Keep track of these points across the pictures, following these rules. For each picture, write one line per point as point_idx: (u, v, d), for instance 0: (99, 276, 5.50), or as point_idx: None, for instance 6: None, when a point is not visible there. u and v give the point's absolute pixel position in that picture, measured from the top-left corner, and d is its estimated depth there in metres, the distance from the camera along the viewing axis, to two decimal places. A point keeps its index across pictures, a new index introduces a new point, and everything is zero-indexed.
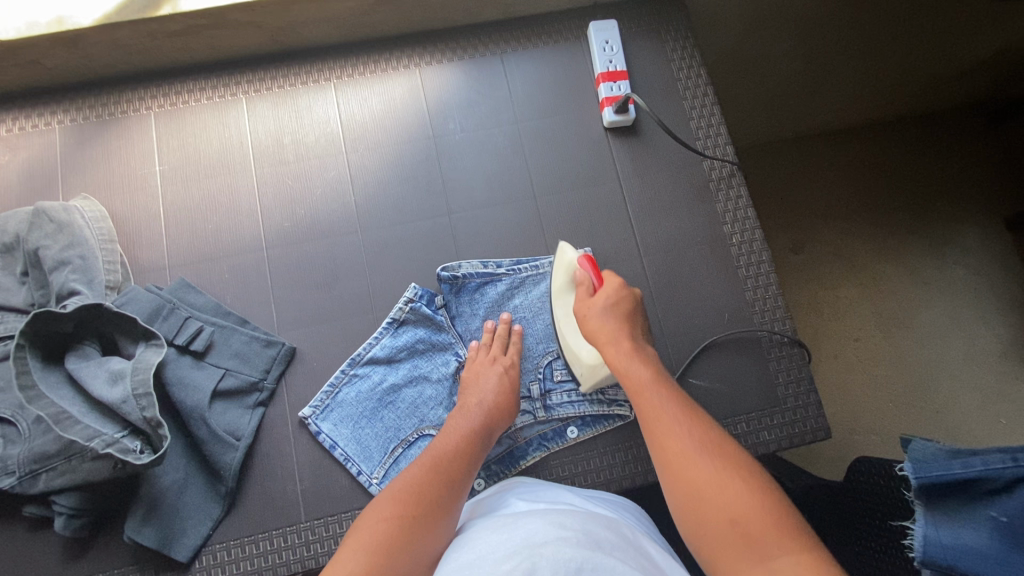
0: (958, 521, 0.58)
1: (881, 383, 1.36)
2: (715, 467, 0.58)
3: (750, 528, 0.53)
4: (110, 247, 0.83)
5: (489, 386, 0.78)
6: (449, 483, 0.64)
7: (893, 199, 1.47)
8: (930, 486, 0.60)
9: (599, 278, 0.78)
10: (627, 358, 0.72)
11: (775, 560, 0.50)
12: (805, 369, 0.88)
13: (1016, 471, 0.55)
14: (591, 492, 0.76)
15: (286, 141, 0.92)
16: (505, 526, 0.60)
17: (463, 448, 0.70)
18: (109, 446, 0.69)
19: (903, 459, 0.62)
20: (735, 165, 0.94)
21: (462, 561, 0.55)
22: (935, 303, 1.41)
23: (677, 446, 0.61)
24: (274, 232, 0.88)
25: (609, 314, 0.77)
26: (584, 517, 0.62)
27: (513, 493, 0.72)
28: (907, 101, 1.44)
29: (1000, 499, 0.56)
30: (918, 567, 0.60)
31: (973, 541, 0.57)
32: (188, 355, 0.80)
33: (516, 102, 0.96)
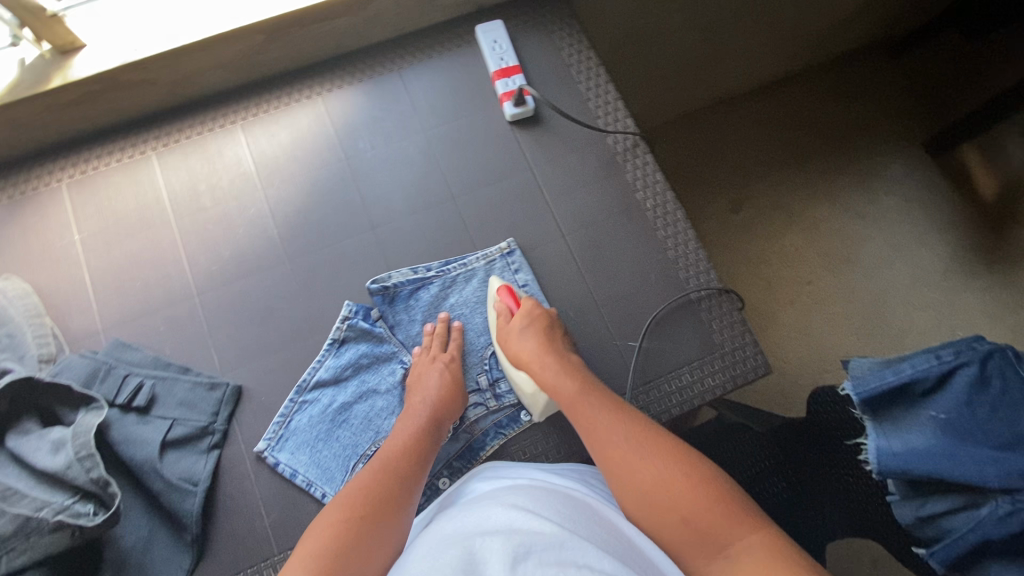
0: (906, 428, 0.67)
1: (831, 318, 1.41)
2: (662, 470, 0.63)
3: (700, 522, 0.59)
4: (40, 321, 0.85)
5: (431, 381, 0.81)
6: (400, 484, 0.68)
7: (811, 144, 1.54)
8: (873, 400, 0.69)
9: (515, 304, 0.85)
10: (556, 376, 0.76)
11: (731, 547, 0.56)
12: (736, 313, 0.91)
13: (939, 369, 0.66)
14: (556, 466, 0.77)
15: (201, 188, 0.94)
16: (463, 513, 0.61)
17: (414, 449, 0.73)
18: (59, 513, 0.69)
19: (847, 379, 0.71)
20: (636, 135, 0.98)
21: (418, 555, 0.56)
22: (867, 233, 1.47)
23: (620, 455, 0.66)
24: (203, 277, 0.90)
25: (527, 335, 0.81)
26: (541, 494, 0.64)
27: (477, 477, 0.75)
28: (806, 52, 1.51)
29: (934, 399, 0.66)
30: (878, 479, 0.66)
31: (921, 443, 0.65)
32: (133, 413, 0.81)
33: (420, 112, 0.99)
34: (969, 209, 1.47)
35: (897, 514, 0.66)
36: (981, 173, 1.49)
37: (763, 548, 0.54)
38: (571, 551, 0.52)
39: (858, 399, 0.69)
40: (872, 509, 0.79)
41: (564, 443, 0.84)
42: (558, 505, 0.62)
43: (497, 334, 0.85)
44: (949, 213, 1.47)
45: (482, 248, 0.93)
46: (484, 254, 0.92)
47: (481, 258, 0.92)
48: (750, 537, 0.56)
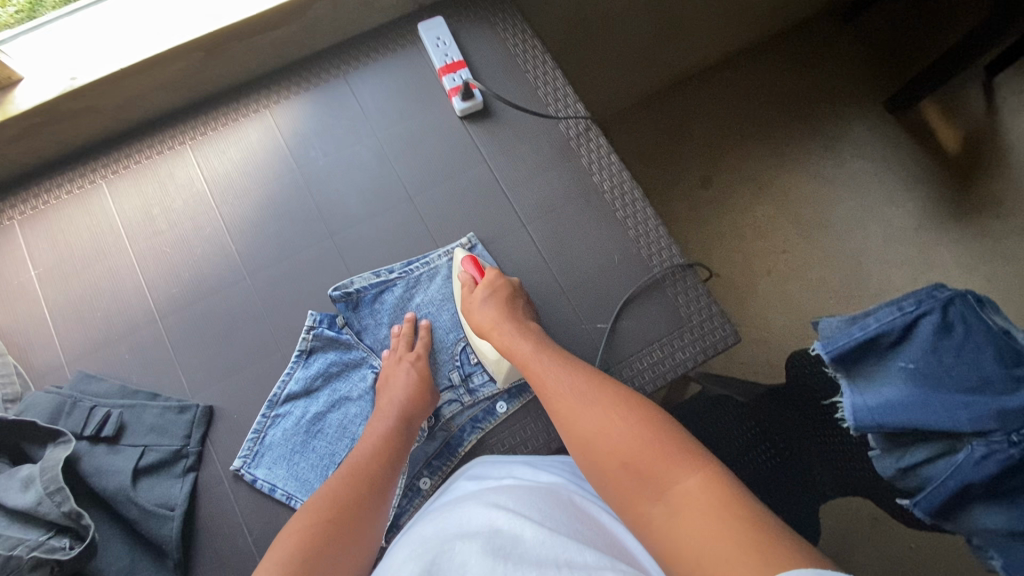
0: (878, 382, 0.67)
1: (805, 283, 1.42)
2: (604, 415, 0.63)
3: (638, 465, 0.58)
4: (2, 359, 0.83)
5: (400, 380, 0.81)
6: (373, 489, 0.70)
7: (772, 113, 1.54)
8: (844, 357, 0.70)
9: (479, 272, 0.86)
10: (511, 338, 0.77)
11: (665, 489, 0.54)
12: (701, 285, 0.91)
13: (902, 320, 0.67)
14: (542, 460, 0.75)
15: (155, 212, 0.93)
16: (444, 516, 0.60)
17: (385, 452, 0.74)
18: (36, 549, 0.68)
19: (815, 340, 0.73)
20: (588, 118, 0.98)
21: (397, 561, 0.55)
22: (834, 197, 1.48)
23: (565, 404, 0.67)
24: (165, 301, 0.89)
25: (489, 305, 0.82)
26: (523, 490, 0.62)
27: (461, 477, 0.73)
28: (759, 23, 1.51)
29: (902, 349, 0.67)
30: (858, 434, 0.68)
31: (892, 394, 0.66)
32: (103, 443, 0.80)
33: (369, 116, 0.99)
34: (932, 163, 1.48)
35: (879, 467, 0.67)
36: (941, 127, 1.50)
37: (698, 486, 0.53)
38: (550, 549, 0.51)
39: (828, 357, 0.71)
40: (848, 466, 0.80)
41: (542, 431, 0.85)
42: (539, 501, 0.61)
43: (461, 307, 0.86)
44: (913, 169, 1.48)
45: (443, 245, 0.93)
46: (445, 252, 0.92)
47: (443, 255, 0.92)
48: (686, 476, 0.54)
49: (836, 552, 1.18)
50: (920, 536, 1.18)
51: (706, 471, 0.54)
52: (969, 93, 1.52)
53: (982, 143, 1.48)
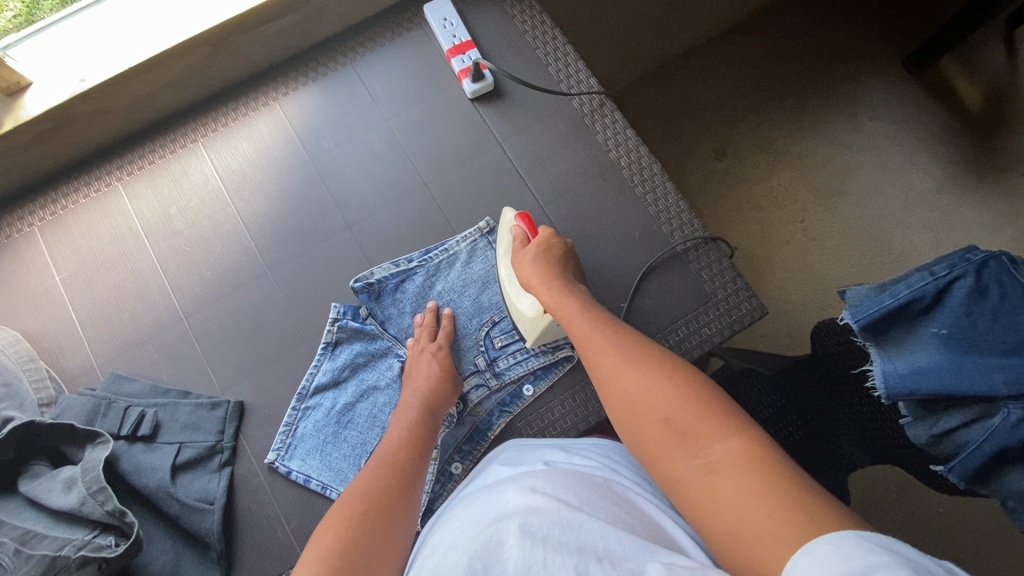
0: (910, 349, 0.66)
1: (827, 252, 1.40)
2: (647, 375, 0.62)
3: (679, 422, 0.57)
4: (34, 366, 0.84)
5: (426, 373, 0.81)
6: (401, 478, 0.70)
7: (787, 79, 1.50)
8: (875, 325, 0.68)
9: (531, 230, 0.83)
10: (556, 295, 0.76)
11: (705, 449, 0.54)
12: (725, 259, 0.90)
13: (935, 284, 0.65)
14: (575, 441, 0.74)
15: (172, 212, 0.93)
16: (481, 498, 0.60)
17: (411, 441, 0.74)
18: (82, 548, 0.70)
19: (843, 309, 0.70)
20: (602, 93, 0.96)
21: (437, 543, 0.56)
22: (855, 162, 1.45)
23: (608, 359, 0.66)
24: (189, 299, 0.90)
25: (539, 261, 0.80)
26: (559, 473, 0.62)
27: (492, 461, 0.74)
28: None
29: (935, 315, 0.65)
30: (887, 402, 0.67)
31: (925, 360, 0.64)
32: (139, 442, 0.81)
33: (379, 102, 0.97)
34: (956, 122, 1.44)
35: (910, 435, 0.66)
36: (964, 84, 1.45)
37: (738, 449, 0.52)
38: (589, 534, 0.51)
39: (857, 326, 0.68)
40: (880, 434, 0.79)
41: (570, 413, 0.85)
42: (576, 484, 0.60)
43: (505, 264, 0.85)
44: (935, 129, 1.44)
45: (461, 230, 0.92)
46: (464, 237, 0.91)
47: (461, 240, 0.91)
48: (725, 439, 0.54)
49: (865, 518, 1.18)
50: (949, 500, 1.17)
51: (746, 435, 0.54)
52: (992, 47, 1.46)
53: (1008, 98, 1.43)
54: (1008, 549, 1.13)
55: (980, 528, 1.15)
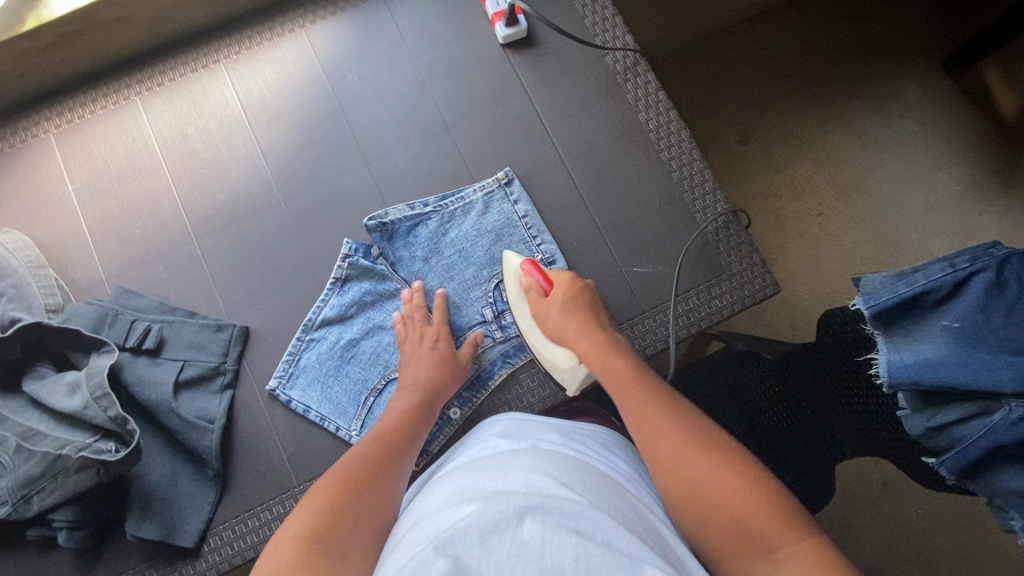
0: (917, 341, 0.65)
1: (845, 249, 1.38)
2: (712, 461, 0.58)
3: (750, 520, 0.54)
4: (42, 272, 0.85)
5: (424, 366, 0.78)
6: (396, 454, 0.66)
7: (825, 64, 1.45)
8: (885, 313, 0.67)
9: (546, 280, 0.79)
10: (603, 354, 0.70)
11: (779, 553, 0.52)
12: (744, 233, 0.89)
13: (954, 277, 0.64)
14: (571, 427, 0.73)
15: (190, 132, 0.92)
16: (481, 469, 0.59)
17: (408, 421, 0.71)
18: (82, 450, 0.72)
19: (857, 294, 0.69)
20: (636, 52, 0.93)
21: (431, 507, 0.55)
22: (883, 159, 1.41)
23: (669, 444, 0.59)
24: (200, 221, 0.89)
25: (569, 313, 0.76)
26: (563, 461, 0.60)
27: (486, 431, 0.72)
28: None
29: (950, 308, 0.64)
30: (889, 391, 0.66)
31: (932, 353, 0.64)
32: (144, 355, 0.82)
33: (408, 40, 0.94)
34: (990, 127, 1.40)
35: (907, 427, 0.66)
36: (1003, 90, 1.40)
37: (810, 554, 0.51)
38: (590, 521, 0.49)
39: (868, 312, 0.68)
40: (877, 428, 0.79)
41: None
42: (579, 473, 0.59)
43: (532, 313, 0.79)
44: (968, 133, 1.40)
45: (479, 180, 0.91)
46: (481, 186, 0.90)
47: (478, 190, 0.90)
48: (798, 543, 0.52)
49: (842, 508, 1.19)
50: (928, 502, 1.18)
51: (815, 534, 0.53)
52: None
53: None
54: (977, 553, 1.15)
55: (956, 529, 1.17)
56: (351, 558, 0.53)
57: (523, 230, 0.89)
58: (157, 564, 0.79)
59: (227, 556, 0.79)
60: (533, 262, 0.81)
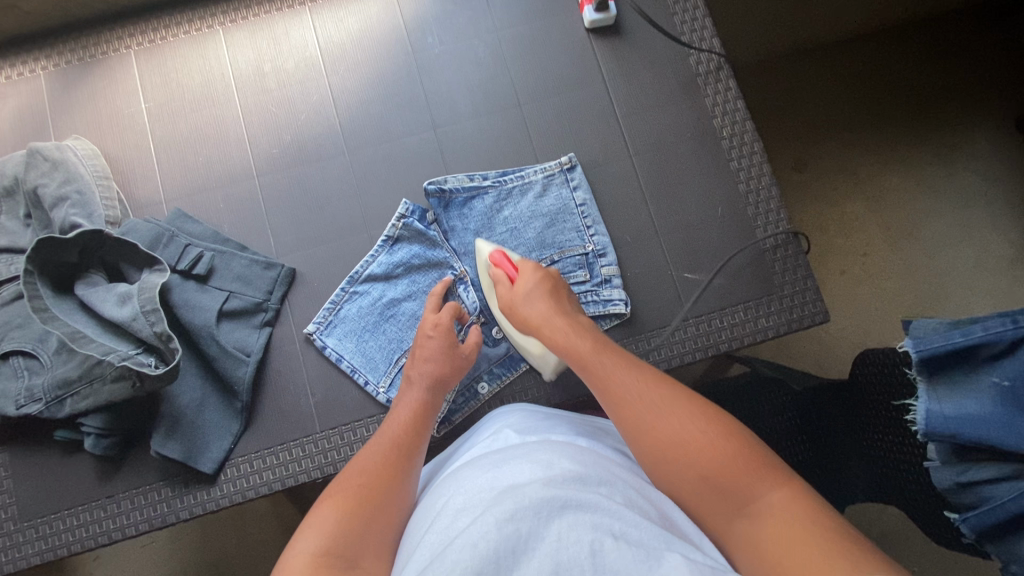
0: (961, 394, 0.63)
1: (887, 294, 1.28)
2: (680, 420, 0.58)
3: (720, 476, 0.54)
4: (106, 183, 0.86)
5: (430, 358, 0.74)
6: (404, 454, 0.64)
7: (901, 105, 1.34)
8: (932, 360, 0.64)
9: (513, 267, 0.79)
10: (567, 336, 0.69)
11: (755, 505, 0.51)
12: (802, 257, 0.87)
13: (1015, 334, 0.60)
14: (576, 418, 0.71)
15: (266, 69, 0.92)
16: (492, 462, 0.58)
17: (414, 421, 0.68)
18: (124, 359, 0.74)
19: (904, 337, 0.66)
20: (722, 56, 0.92)
21: (443, 509, 0.54)
22: (939, 211, 1.31)
23: (634, 410, 0.60)
24: (263, 158, 0.90)
25: (536, 299, 0.74)
26: (575, 450, 0.59)
27: (495, 423, 0.70)
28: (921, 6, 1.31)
29: (1002, 365, 0.61)
30: (922, 440, 0.64)
31: (975, 409, 0.61)
32: (192, 280, 0.83)
33: (494, 10, 0.94)
34: None
35: (933, 478, 0.65)
36: None
37: (785, 504, 0.50)
38: (608, 513, 0.48)
39: (916, 357, 0.65)
40: (901, 478, 0.76)
41: None
42: (594, 462, 0.58)
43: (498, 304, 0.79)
44: None
45: (542, 161, 0.90)
46: (544, 168, 0.89)
47: (541, 171, 0.89)
48: (769, 494, 0.52)
49: None
50: (928, 561, 1.16)
51: (791, 486, 0.52)
52: None
53: None
54: None
55: None
56: (365, 565, 0.53)
57: (578, 219, 0.88)
58: (173, 485, 0.80)
59: (241, 488, 0.80)
60: (504, 253, 0.81)
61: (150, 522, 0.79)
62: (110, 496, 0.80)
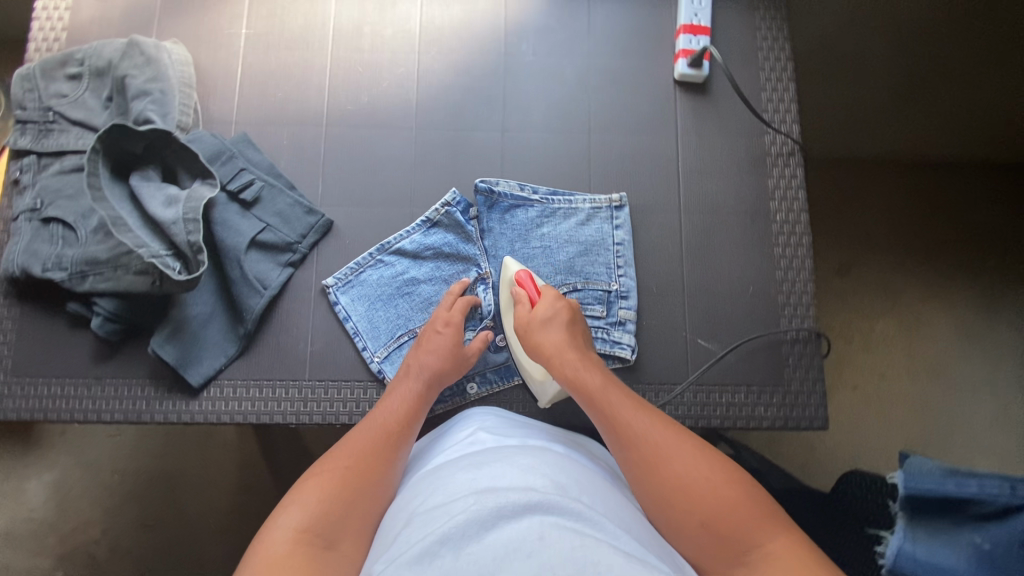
0: (938, 541, 0.62)
1: (893, 423, 1.25)
2: (682, 460, 0.58)
3: (717, 520, 0.54)
4: (188, 92, 0.90)
5: (433, 352, 0.76)
6: (390, 438, 0.65)
7: (958, 244, 1.31)
8: (918, 500, 0.63)
9: (535, 292, 0.80)
10: (580, 369, 0.70)
11: (752, 553, 0.51)
12: (818, 359, 0.86)
13: (1009, 501, 0.59)
14: (553, 429, 0.72)
15: (365, 31, 0.96)
16: (471, 462, 0.58)
17: (409, 409, 0.70)
18: (153, 257, 0.76)
19: (898, 468, 0.65)
20: (796, 143, 0.92)
21: (421, 503, 0.54)
22: (969, 357, 1.28)
23: (639, 450, 0.60)
24: (336, 111, 0.93)
25: (552, 327, 0.75)
26: (553, 458, 0.60)
27: (472, 421, 0.71)
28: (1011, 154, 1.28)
29: (988, 527, 0.60)
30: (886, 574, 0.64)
31: (948, 561, 0.61)
32: (236, 203, 0.86)
33: (593, 38, 0.96)
34: None
35: None
36: None
37: (783, 552, 0.50)
38: (590, 521, 0.49)
39: (903, 492, 0.64)
40: None
41: None
42: (573, 471, 0.59)
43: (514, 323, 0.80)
44: None
45: (594, 192, 0.92)
46: (593, 200, 0.90)
47: (589, 201, 0.90)
48: (767, 542, 0.51)
49: None
50: None
51: (790, 534, 0.52)
52: None
53: None
54: None
55: None
56: (344, 545, 0.55)
57: (611, 256, 0.89)
58: (157, 386, 0.82)
59: (219, 409, 0.82)
60: (530, 275, 0.82)
61: (125, 414, 0.82)
62: (98, 379, 0.83)
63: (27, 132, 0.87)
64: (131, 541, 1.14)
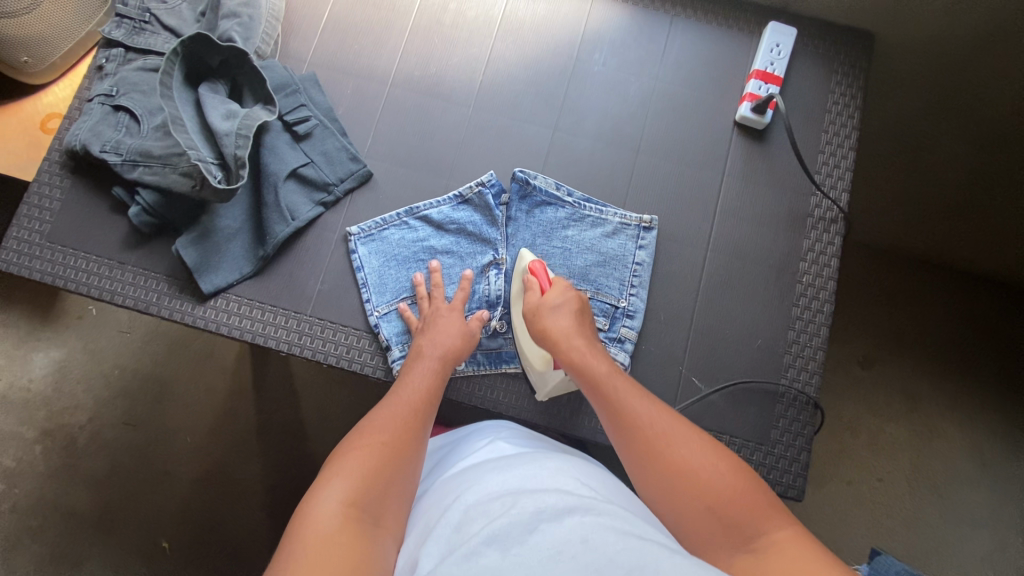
0: None
1: (880, 529, 1.20)
2: (687, 449, 0.60)
3: (723, 507, 0.56)
4: (273, 24, 0.95)
5: (447, 335, 0.79)
6: (419, 416, 0.68)
7: (995, 363, 1.24)
8: None
9: (547, 281, 0.82)
10: (585, 354, 0.73)
11: (759, 539, 0.53)
12: (811, 429, 0.84)
13: None
14: (566, 448, 0.74)
15: (449, 7, 0.99)
16: (497, 469, 0.60)
17: (432, 386, 0.73)
18: (199, 161, 0.80)
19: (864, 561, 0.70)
20: (842, 212, 0.90)
21: (455, 502, 0.56)
22: (975, 480, 1.22)
23: (642, 437, 0.62)
24: (403, 74, 0.96)
25: (560, 311, 0.78)
26: (576, 468, 0.61)
27: (488, 433, 0.73)
28: None
29: None
30: None
31: None
32: (288, 135, 0.90)
33: (665, 63, 0.97)
34: None
35: None
36: None
37: (788, 539, 0.52)
38: (627, 520, 0.49)
39: None
40: None
41: (572, 409, 0.85)
42: (601, 483, 0.59)
43: (523, 309, 0.82)
44: None
45: (627, 210, 0.92)
46: (624, 215, 0.90)
47: (619, 216, 0.90)
48: (771, 532, 0.53)
49: None
50: None
51: (794, 526, 0.54)
52: None
53: None
54: None
55: None
56: (384, 525, 0.55)
57: (627, 274, 0.89)
58: (171, 284, 0.86)
59: (220, 320, 0.85)
60: (543, 265, 0.85)
61: (136, 302, 0.86)
62: (120, 263, 0.87)
63: (122, 27, 0.93)
64: (112, 434, 1.18)
